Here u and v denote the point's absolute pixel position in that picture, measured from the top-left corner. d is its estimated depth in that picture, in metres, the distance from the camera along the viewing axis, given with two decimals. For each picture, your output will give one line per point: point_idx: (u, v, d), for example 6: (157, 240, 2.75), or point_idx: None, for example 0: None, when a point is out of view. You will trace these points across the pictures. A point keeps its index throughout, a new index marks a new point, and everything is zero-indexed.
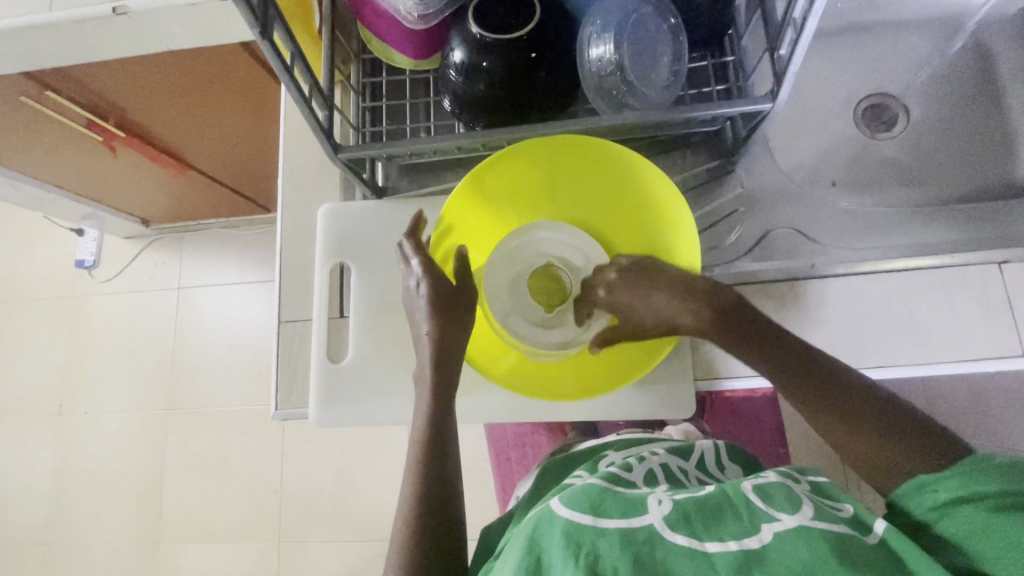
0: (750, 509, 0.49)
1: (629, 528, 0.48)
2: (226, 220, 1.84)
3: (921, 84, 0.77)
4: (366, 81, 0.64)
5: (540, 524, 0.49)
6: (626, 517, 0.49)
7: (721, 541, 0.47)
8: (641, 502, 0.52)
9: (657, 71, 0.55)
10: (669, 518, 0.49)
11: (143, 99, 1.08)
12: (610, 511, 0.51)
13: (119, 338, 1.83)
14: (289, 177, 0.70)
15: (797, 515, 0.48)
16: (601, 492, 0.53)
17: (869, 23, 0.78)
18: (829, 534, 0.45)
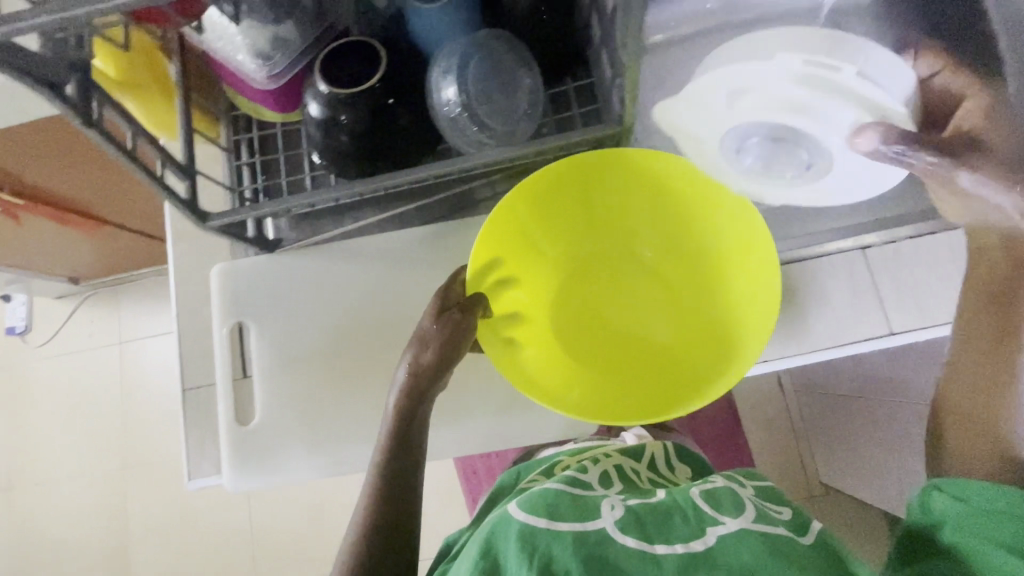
0: (699, 514, 0.59)
1: (582, 531, 0.55)
2: (160, 267, 1.78)
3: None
4: (235, 139, 0.64)
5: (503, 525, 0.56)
6: (581, 521, 0.56)
7: (671, 545, 0.55)
8: (597, 507, 0.59)
9: (514, 107, 0.55)
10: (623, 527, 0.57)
11: (34, 163, 1.04)
12: (568, 515, 0.57)
13: (65, 402, 1.77)
14: (177, 240, 0.69)
15: (738, 518, 0.57)
16: (557, 493, 0.60)
17: None
18: (764, 534, 0.55)
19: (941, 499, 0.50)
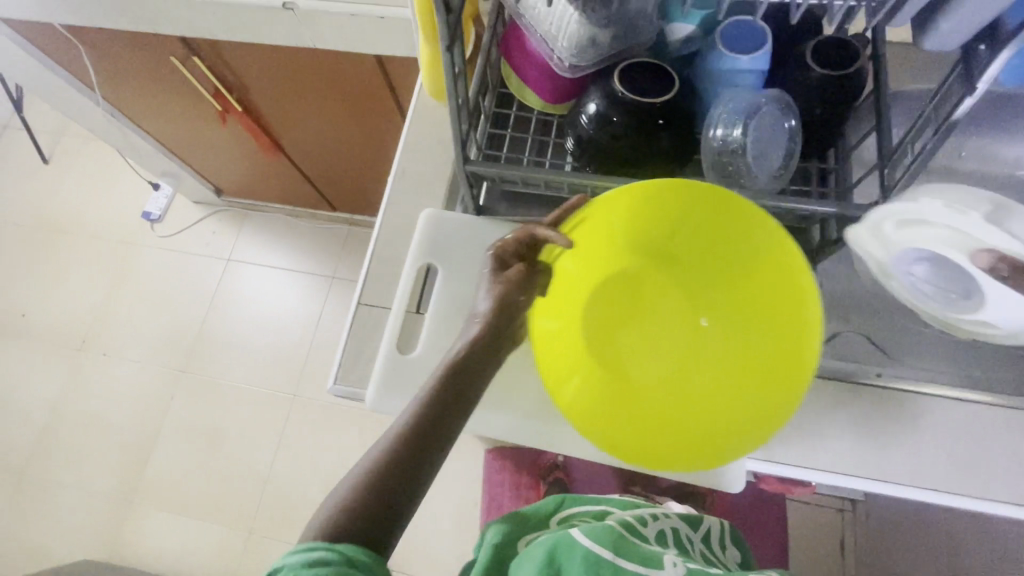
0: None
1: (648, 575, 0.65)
2: (292, 209, 1.91)
3: None
4: (497, 110, 0.72)
5: (562, 549, 0.67)
6: (644, 565, 0.66)
7: None
8: (656, 560, 0.68)
9: (770, 160, 0.60)
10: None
11: (266, 80, 1.18)
12: (631, 556, 0.68)
13: (161, 291, 1.88)
14: (401, 177, 0.78)
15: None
16: (620, 539, 0.71)
17: (984, 170, 0.81)
18: None
19: None
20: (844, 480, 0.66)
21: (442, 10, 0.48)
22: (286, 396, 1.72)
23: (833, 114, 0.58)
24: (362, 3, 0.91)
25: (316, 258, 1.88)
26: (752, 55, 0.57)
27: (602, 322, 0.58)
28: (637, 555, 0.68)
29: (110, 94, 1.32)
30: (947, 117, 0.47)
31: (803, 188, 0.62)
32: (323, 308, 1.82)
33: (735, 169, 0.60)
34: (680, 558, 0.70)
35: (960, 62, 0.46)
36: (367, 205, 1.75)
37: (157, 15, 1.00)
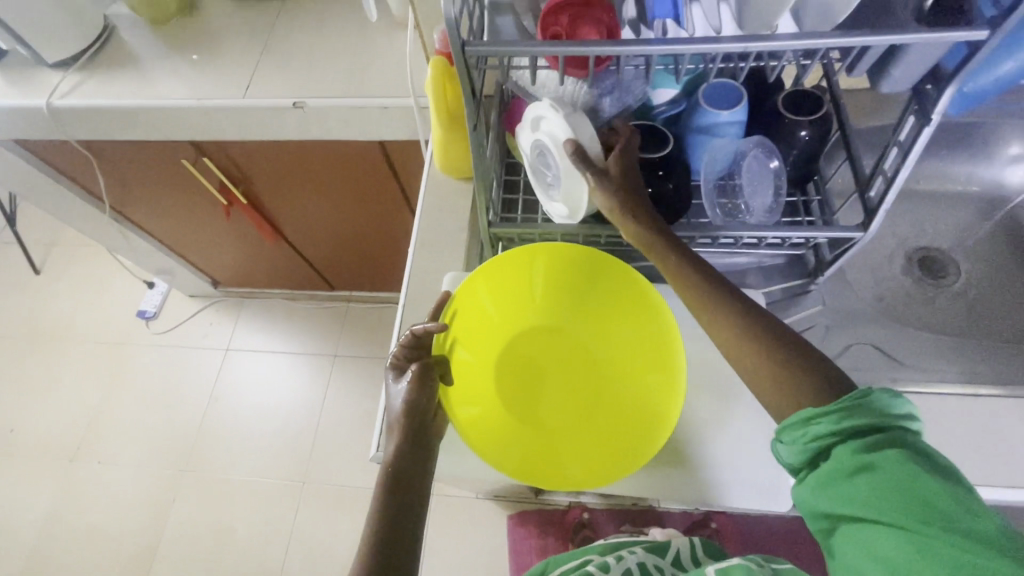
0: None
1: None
2: (289, 292, 1.93)
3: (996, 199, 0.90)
4: (507, 177, 0.79)
5: None
6: None
7: None
8: None
9: (760, 197, 0.68)
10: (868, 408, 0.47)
11: (270, 173, 1.25)
12: None
13: (158, 389, 1.84)
14: (420, 245, 0.83)
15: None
16: None
17: (934, 188, 0.91)
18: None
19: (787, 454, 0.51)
20: None
21: (470, 94, 0.56)
22: (294, 484, 1.66)
23: (810, 152, 0.66)
24: (366, 96, 1.00)
25: (317, 338, 1.89)
26: (732, 111, 0.64)
27: (506, 394, 0.72)
28: None
29: (115, 199, 1.37)
30: (910, 143, 0.55)
31: (794, 218, 0.69)
32: (327, 387, 1.80)
33: (733, 208, 0.68)
34: None
35: (912, 99, 0.54)
36: (366, 281, 1.79)
37: (170, 123, 1.08)
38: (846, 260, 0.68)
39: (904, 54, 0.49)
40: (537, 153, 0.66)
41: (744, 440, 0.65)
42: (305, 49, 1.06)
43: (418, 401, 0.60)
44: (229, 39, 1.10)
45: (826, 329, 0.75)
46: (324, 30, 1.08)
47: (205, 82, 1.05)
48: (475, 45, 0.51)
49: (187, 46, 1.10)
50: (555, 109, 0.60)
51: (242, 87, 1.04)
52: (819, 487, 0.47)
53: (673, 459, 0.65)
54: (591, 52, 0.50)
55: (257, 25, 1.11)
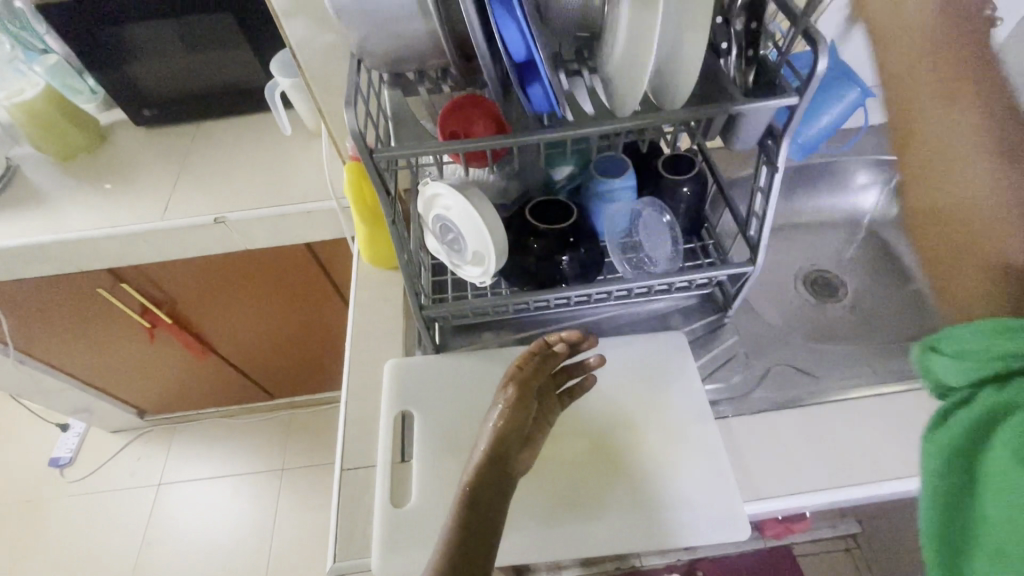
0: None
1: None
2: (226, 409, 1.82)
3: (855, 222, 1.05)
4: (433, 262, 0.83)
5: None
6: None
7: None
8: None
9: (663, 247, 0.76)
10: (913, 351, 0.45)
11: (196, 289, 1.23)
12: None
13: (77, 546, 1.62)
14: (358, 338, 0.84)
15: None
16: None
17: (799, 221, 1.05)
18: None
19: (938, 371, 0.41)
20: (842, 493, 0.67)
21: (384, 194, 0.60)
22: None
23: (694, 204, 0.76)
24: (288, 203, 1.04)
25: (261, 454, 1.76)
26: (621, 178, 0.73)
27: None
28: None
29: (21, 341, 1.28)
30: (769, 187, 0.64)
31: (695, 262, 0.77)
32: (276, 506, 1.66)
33: (640, 260, 0.75)
34: None
35: (761, 152, 0.64)
36: (309, 383, 1.72)
37: (83, 254, 1.05)
38: (747, 290, 0.77)
39: (743, 118, 0.59)
40: (442, 227, 0.73)
41: (695, 476, 0.68)
42: (222, 166, 1.10)
43: (520, 420, 0.63)
44: (144, 165, 1.11)
45: (746, 356, 0.81)
46: (241, 147, 1.13)
47: (119, 209, 1.05)
48: (381, 152, 0.56)
49: (99, 176, 1.10)
50: (449, 188, 0.68)
51: (159, 210, 1.04)
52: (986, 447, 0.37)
53: (632, 507, 0.66)
54: (488, 145, 0.57)
55: (171, 149, 1.14)
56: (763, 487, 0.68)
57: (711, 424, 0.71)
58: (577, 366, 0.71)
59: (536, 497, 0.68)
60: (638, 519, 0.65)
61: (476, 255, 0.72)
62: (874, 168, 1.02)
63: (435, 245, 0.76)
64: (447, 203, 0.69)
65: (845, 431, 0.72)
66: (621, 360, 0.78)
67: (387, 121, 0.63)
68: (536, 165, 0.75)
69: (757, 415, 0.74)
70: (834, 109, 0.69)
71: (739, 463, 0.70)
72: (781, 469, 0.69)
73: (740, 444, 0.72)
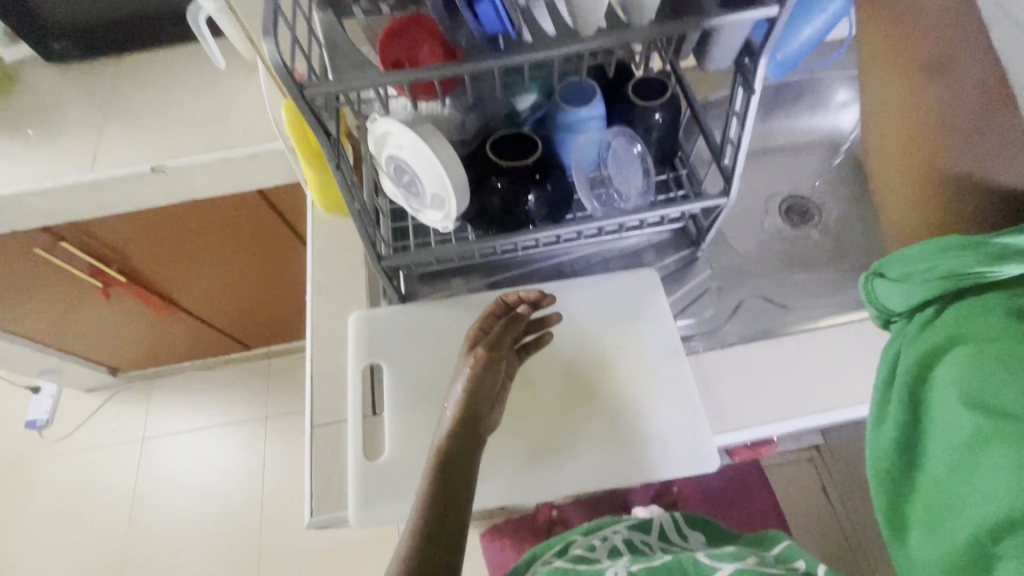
0: (696, 568, 0.61)
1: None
2: (202, 362, 1.79)
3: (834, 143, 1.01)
4: (392, 207, 0.78)
5: None
6: None
7: None
8: None
9: (635, 181, 0.71)
10: (862, 282, 0.58)
11: (146, 244, 1.15)
12: None
13: (69, 502, 1.65)
14: (319, 291, 0.80)
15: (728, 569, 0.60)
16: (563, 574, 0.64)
17: (777, 144, 1.01)
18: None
19: (893, 292, 0.54)
20: (807, 420, 0.68)
21: (324, 135, 0.55)
22: (249, 562, 1.54)
23: (667, 132, 0.71)
24: (231, 146, 0.95)
25: (243, 403, 1.76)
26: (589, 106, 0.67)
27: None
28: None
29: None
30: (745, 111, 0.59)
31: (667, 195, 0.74)
32: (264, 452, 1.69)
33: (609, 195, 0.71)
34: (626, 563, 0.65)
35: (737, 73, 0.58)
36: (283, 331, 1.69)
37: (10, 213, 0.96)
38: (720, 223, 0.74)
39: (720, 32, 0.53)
40: (397, 169, 0.67)
41: (663, 413, 0.68)
42: (153, 106, 0.99)
43: (487, 385, 0.63)
44: (63, 109, 1.00)
45: (718, 290, 0.80)
46: (171, 83, 1.01)
47: (41, 161, 0.95)
48: (313, 87, 0.49)
49: (14, 124, 0.98)
50: (399, 125, 0.62)
51: (87, 160, 0.94)
52: (963, 361, 0.48)
53: (604, 445, 0.67)
54: (434, 75, 0.50)
55: (92, 89, 1.02)
56: (733, 419, 0.69)
57: (682, 360, 0.71)
58: (536, 322, 0.72)
59: (509, 442, 0.68)
60: (614, 457, 0.66)
61: (435, 199, 0.67)
62: (855, 84, 0.96)
63: (392, 190, 0.71)
64: (399, 143, 0.64)
65: (814, 360, 0.72)
66: (592, 301, 0.76)
67: (320, 49, 0.56)
68: (497, 95, 0.68)
69: (728, 349, 0.74)
70: (816, 22, 0.67)
71: (709, 397, 0.71)
72: (750, 401, 0.70)
73: (710, 379, 0.72)
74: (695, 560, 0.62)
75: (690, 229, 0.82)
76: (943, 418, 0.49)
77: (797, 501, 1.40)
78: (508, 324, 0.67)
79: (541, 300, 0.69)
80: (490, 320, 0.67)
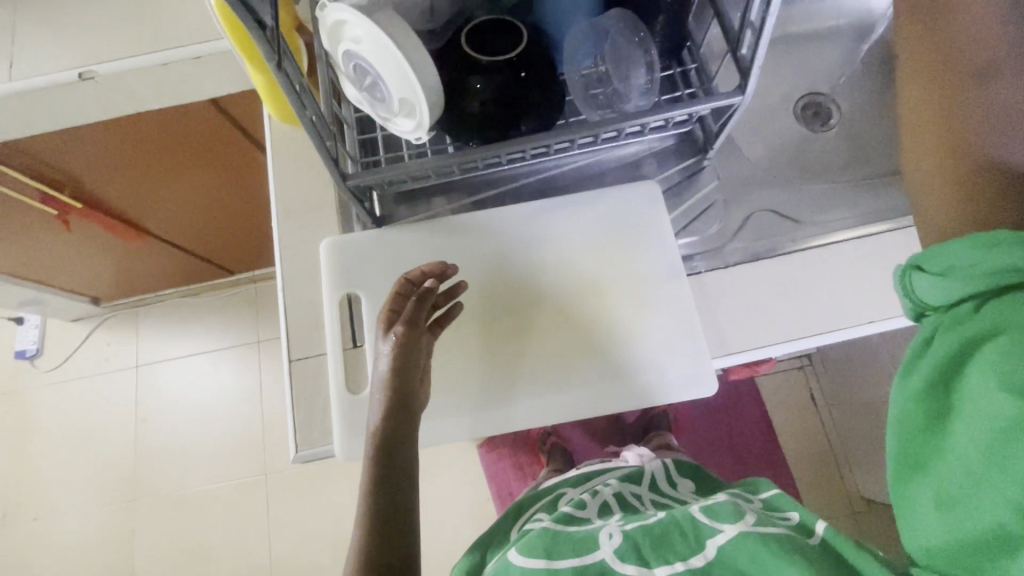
0: (696, 528, 0.57)
1: (581, 566, 0.55)
2: (185, 288, 1.74)
3: (863, 29, 0.89)
4: (358, 116, 0.68)
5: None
6: (579, 556, 0.56)
7: (671, 565, 0.54)
8: (593, 539, 0.58)
9: (636, 78, 0.62)
10: (897, 271, 0.49)
11: (96, 166, 1.04)
12: (565, 550, 0.57)
13: (73, 428, 1.68)
14: (285, 215, 0.72)
15: (735, 524, 0.56)
16: (554, 535, 0.60)
17: (797, 32, 0.88)
18: (768, 535, 0.53)
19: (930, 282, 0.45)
20: (810, 341, 0.65)
21: (256, 25, 0.44)
22: (256, 478, 1.61)
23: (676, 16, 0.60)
24: (169, 46, 0.81)
25: (233, 329, 1.74)
26: None
27: None
28: (568, 543, 0.58)
29: None
30: None
31: (673, 94, 0.64)
32: (260, 376, 1.70)
33: (607, 98, 0.62)
34: (620, 522, 0.61)
35: None
36: (265, 255, 1.63)
37: None
38: (732, 126, 0.65)
39: None
40: (358, 70, 0.58)
41: (660, 336, 0.65)
42: None
43: (409, 367, 0.59)
44: None
45: (724, 203, 0.73)
46: None
47: None
48: None
49: None
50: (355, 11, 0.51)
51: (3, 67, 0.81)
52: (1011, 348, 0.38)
53: (600, 374, 0.64)
54: None
55: None
56: (732, 342, 0.66)
57: (682, 281, 0.66)
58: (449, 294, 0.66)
59: (495, 374, 0.65)
60: (609, 385, 0.64)
61: (404, 106, 0.58)
62: None
63: (354, 96, 0.61)
64: (357, 35, 0.53)
65: (823, 278, 0.67)
66: (586, 220, 0.69)
67: None
68: None
69: (732, 268, 0.69)
70: None
71: (709, 320, 0.67)
72: (753, 323, 0.66)
73: (711, 300, 0.68)
74: (695, 518, 0.58)
75: (697, 134, 0.73)
76: (971, 421, 0.40)
77: (785, 408, 1.44)
78: (421, 303, 0.61)
79: (445, 272, 0.64)
80: (398, 300, 0.62)
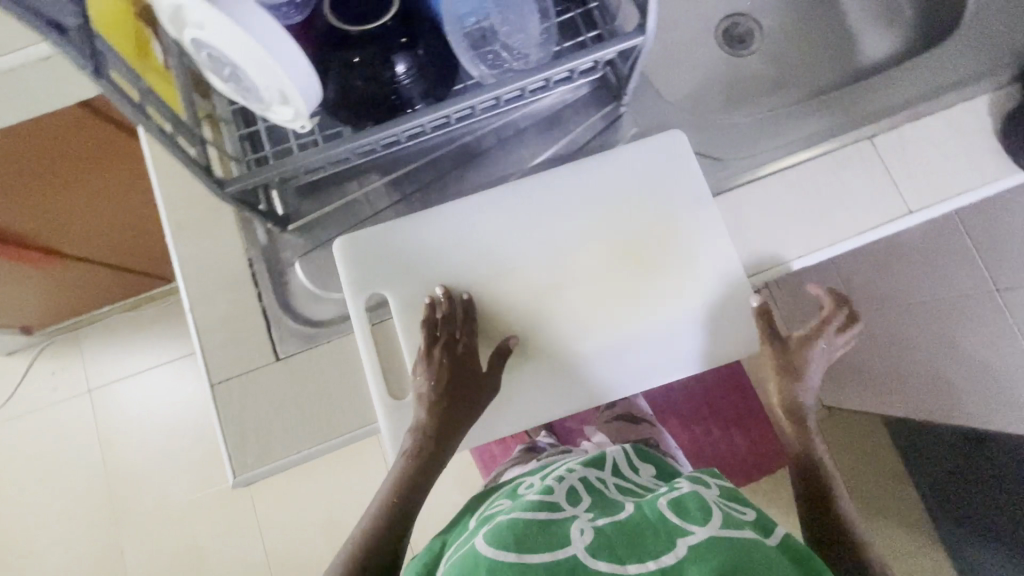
0: (668, 526, 0.56)
1: (553, 562, 0.53)
2: (123, 303, 1.65)
3: None
4: (235, 107, 0.61)
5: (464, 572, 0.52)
6: (551, 552, 0.54)
7: (642, 563, 0.53)
8: (566, 533, 0.56)
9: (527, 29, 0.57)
10: None
11: None
12: (536, 543, 0.55)
13: (36, 462, 1.62)
14: (181, 227, 0.66)
15: (706, 527, 0.55)
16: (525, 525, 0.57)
17: None
18: (733, 542, 0.53)
19: None
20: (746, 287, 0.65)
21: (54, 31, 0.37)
22: None
23: None
24: None
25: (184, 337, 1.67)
26: None
27: None
28: (540, 537, 0.56)
29: None
30: None
31: (575, 41, 0.59)
32: None
33: (498, 55, 0.56)
34: (591, 517, 0.60)
35: None
36: None
37: None
38: (640, 70, 0.61)
39: None
40: (216, 61, 0.50)
41: (639, 320, 0.63)
42: None
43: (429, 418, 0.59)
44: None
45: None
46: None
47: None
48: None
49: None
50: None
51: None
52: None
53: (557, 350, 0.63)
54: None
55: None
56: None
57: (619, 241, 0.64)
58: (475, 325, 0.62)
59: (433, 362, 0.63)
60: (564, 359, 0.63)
61: (280, 96, 0.51)
62: None
63: (223, 88, 0.54)
64: (201, 23, 0.46)
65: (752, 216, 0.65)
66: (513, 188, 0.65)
67: None
68: None
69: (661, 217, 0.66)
70: None
71: None
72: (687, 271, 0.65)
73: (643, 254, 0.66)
74: (665, 518, 0.57)
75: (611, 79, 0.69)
76: None
77: None
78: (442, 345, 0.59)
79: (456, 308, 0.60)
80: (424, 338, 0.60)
